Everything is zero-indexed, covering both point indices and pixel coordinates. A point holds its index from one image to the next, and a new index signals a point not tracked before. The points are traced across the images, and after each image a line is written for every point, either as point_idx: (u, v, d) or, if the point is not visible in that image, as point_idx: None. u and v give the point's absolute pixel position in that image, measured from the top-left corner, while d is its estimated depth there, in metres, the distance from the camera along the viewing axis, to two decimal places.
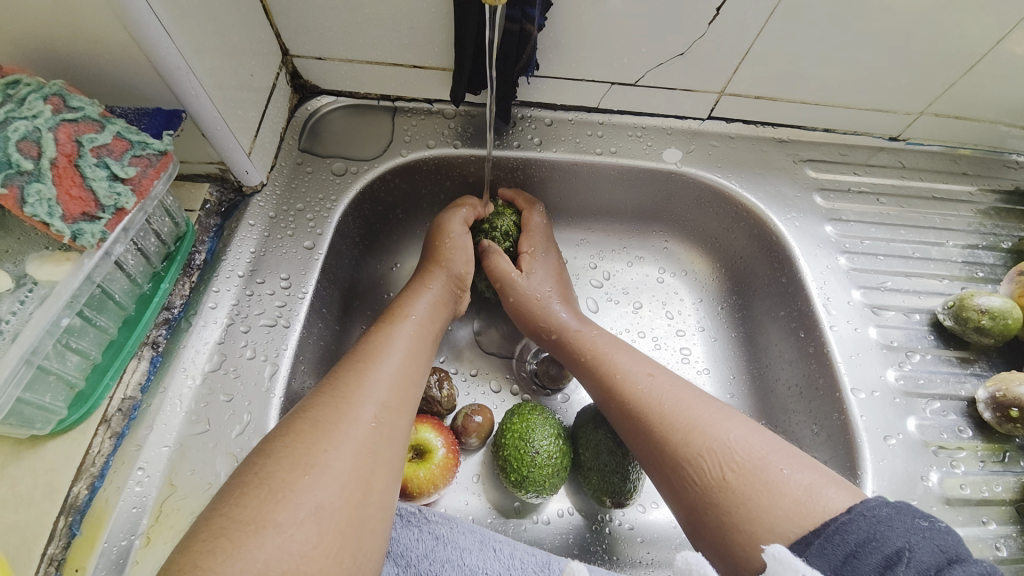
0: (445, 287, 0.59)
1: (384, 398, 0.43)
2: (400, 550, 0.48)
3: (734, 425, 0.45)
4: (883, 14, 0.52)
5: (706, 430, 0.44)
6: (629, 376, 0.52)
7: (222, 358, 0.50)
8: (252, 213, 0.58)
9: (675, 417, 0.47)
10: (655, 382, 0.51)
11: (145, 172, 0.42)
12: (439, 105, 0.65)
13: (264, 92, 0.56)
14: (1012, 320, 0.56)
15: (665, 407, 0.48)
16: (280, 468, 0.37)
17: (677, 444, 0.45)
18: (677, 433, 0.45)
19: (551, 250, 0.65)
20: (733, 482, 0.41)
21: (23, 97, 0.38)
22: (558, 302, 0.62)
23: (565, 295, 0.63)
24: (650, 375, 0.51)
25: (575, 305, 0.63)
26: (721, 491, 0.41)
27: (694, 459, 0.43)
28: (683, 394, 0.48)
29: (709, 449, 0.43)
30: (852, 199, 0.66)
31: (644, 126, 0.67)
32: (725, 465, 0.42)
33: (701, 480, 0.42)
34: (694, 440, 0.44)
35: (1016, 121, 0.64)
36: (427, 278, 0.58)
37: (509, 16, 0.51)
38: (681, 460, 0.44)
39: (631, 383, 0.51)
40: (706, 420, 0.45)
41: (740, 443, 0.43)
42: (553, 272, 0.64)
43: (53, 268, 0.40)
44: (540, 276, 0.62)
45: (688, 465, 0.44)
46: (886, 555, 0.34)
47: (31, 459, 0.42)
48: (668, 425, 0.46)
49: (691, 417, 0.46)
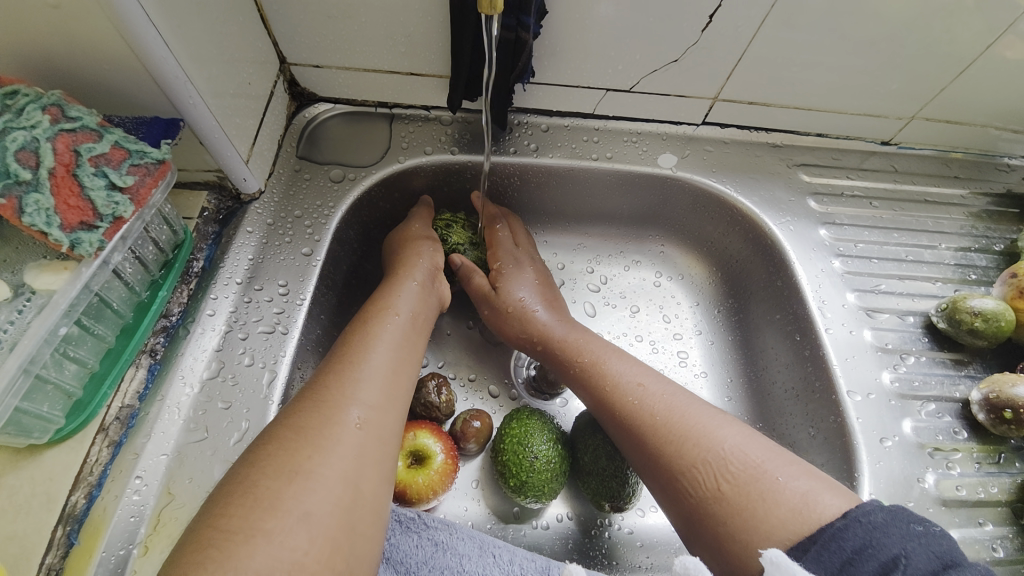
0: (427, 278, 0.59)
1: (368, 398, 0.43)
2: (400, 556, 0.48)
3: (728, 433, 0.45)
4: (874, 20, 0.53)
5: (700, 440, 0.45)
6: (620, 388, 0.52)
7: (221, 365, 0.50)
8: (250, 220, 0.58)
9: (669, 428, 0.46)
10: (646, 391, 0.50)
11: (144, 180, 0.42)
12: (436, 112, 0.66)
13: (261, 100, 0.57)
14: (1005, 322, 0.56)
15: (659, 417, 0.48)
16: (264, 476, 0.37)
17: (671, 456, 0.45)
18: (671, 444, 0.45)
19: (522, 259, 0.65)
20: (728, 493, 0.41)
21: (21, 108, 0.38)
22: (540, 305, 0.61)
23: (549, 299, 0.63)
24: (641, 385, 0.51)
25: (558, 306, 0.63)
26: (716, 501, 0.41)
27: (689, 471, 0.43)
28: (676, 403, 0.48)
29: (703, 460, 0.43)
30: (846, 202, 0.67)
31: (639, 131, 0.67)
32: (720, 475, 0.42)
33: (696, 491, 0.43)
34: (689, 451, 0.44)
35: (1007, 125, 0.65)
36: (406, 272, 0.58)
37: (504, 24, 0.51)
38: (676, 471, 0.44)
39: (622, 395, 0.51)
40: (701, 430, 0.45)
41: (735, 451, 0.43)
42: (533, 280, 0.63)
43: (52, 276, 0.40)
44: (515, 281, 0.62)
45: (683, 477, 0.44)
46: (882, 562, 0.34)
47: (29, 468, 0.42)
48: (662, 435, 0.46)
49: (685, 427, 0.46)
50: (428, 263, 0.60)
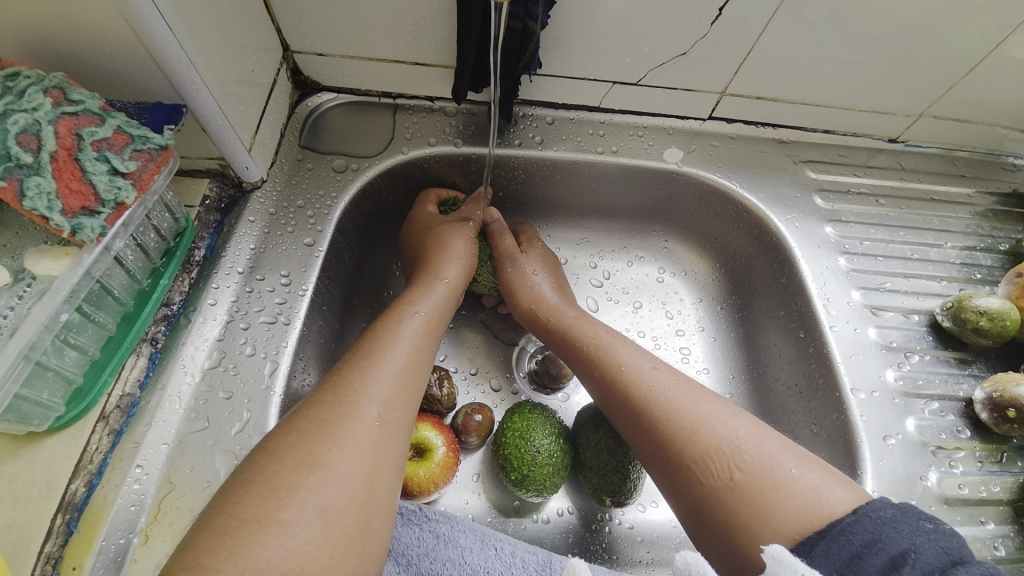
0: (462, 269, 0.60)
1: (389, 396, 0.43)
2: (401, 548, 0.48)
3: (740, 423, 0.45)
4: (885, 16, 0.52)
5: (713, 429, 0.44)
6: (634, 369, 0.52)
7: (222, 354, 0.50)
8: (252, 209, 0.57)
9: (682, 413, 0.46)
10: (660, 375, 0.50)
11: (146, 166, 0.42)
12: (440, 103, 0.65)
13: (265, 88, 0.56)
14: (1010, 321, 0.56)
15: (672, 403, 0.47)
16: (284, 467, 0.36)
17: (684, 441, 0.45)
18: (684, 430, 0.45)
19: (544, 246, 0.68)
20: (742, 482, 0.41)
21: (22, 89, 0.38)
22: (548, 283, 0.63)
23: (557, 284, 0.64)
24: (655, 369, 0.51)
25: (563, 286, 0.65)
26: (728, 491, 0.41)
27: (702, 458, 0.43)
28: (689, 390, 0.48)
29: (716, 447, 0.43)
30: (852, 200, 0.66)
31: (645, 125, 0.67)
32: (733, 464, 0.42)
33: (707, 480, 0.42)
34: (702, 439, 0.44)
35: (1014, 124, 0.65)
36: (440, 266, 0.59)
37: (512, 14, 0.51)
38: (687, 458, 0.44)
39: (636, 376, 0.51)
40: (714, 418, 0.45)
41: (747, 441, 0.43)
42: (547, 260, 0.66)
43: (52, 262, 0.40)
44: (534, 257, 0.65)
45: (695, 464, 0.43)
46: (891, 556, 0.34)
47: (28, 456, 0.42)
48: (674, 422, 0.46)
49: (697, 415, 0.46)
50: (463, 245, 0.61)
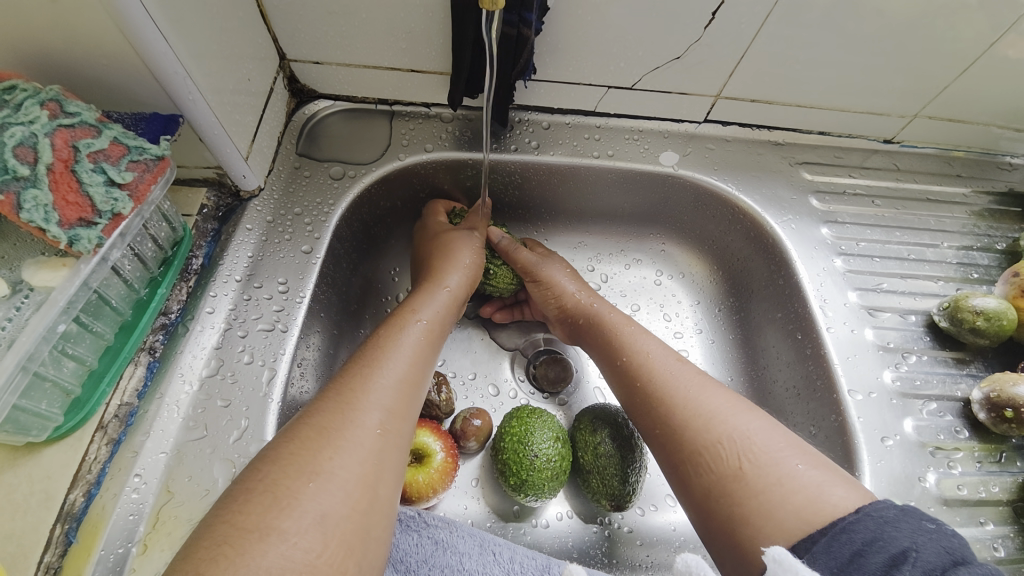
0: (465, 281, 0.60)
1: (390, 404, 0.43)
2: (400, 555, 0.48)
3: (753, 417, 0.45)
4: (877, 18, 0.52)
5: (725, 420, 0.44)
6: (660, 357, 0.52)
7: (220, 362, 0.50)
8: (250, 217, 0.58)
9: (698, 403, 0.46)
10: (683, 366, 0.50)
11: (142, 177, 0.42)
12: (436, 109, 0.65)
13: (261, 97, 0.56)
14: (1007, 321, 0.56)
15: (691, 392, 0.47)
16: (285, 475, 0.36)
17: (697, 430, 0.45)
18: (699, 418, 0.45)
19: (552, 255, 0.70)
20: (749, 472, 0.41)
21: (19, 102, 0.38)
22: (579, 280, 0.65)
23: (581, 279, 0.65)
24: (679, 360, 0.51)
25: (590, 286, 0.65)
26: (736, 480, 0.41)
27: (713, 446, 0.43)
28: (707, 382, 0.48)
29: (728, 437, 0.43)
30: (847, 201, 0.66)
31: (641, 129, 0.67)
32: (742, 455, 0.42)
33: (716, 468, 0.42)
34: (715, 428, 0.44)
35: (1009, 124, 0.65)
36: (443, 275, 0.59)
37: (506, 20, 0.51)
38: (698, 446, 0.44)
39: (660, 364, 0.51)
40: (727, 410, 0.45)
41: (758, 434, 0.43)
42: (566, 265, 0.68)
43: (50, 274, 0.40)
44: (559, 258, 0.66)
45: (705, 452, 0.43)
46: (892, 554, 0.34)
47: (27, 466, 0.42)
48: (690, 410, 0.46)
49: (711, 405, 0.46)
50: (469, 255, 0.61)
